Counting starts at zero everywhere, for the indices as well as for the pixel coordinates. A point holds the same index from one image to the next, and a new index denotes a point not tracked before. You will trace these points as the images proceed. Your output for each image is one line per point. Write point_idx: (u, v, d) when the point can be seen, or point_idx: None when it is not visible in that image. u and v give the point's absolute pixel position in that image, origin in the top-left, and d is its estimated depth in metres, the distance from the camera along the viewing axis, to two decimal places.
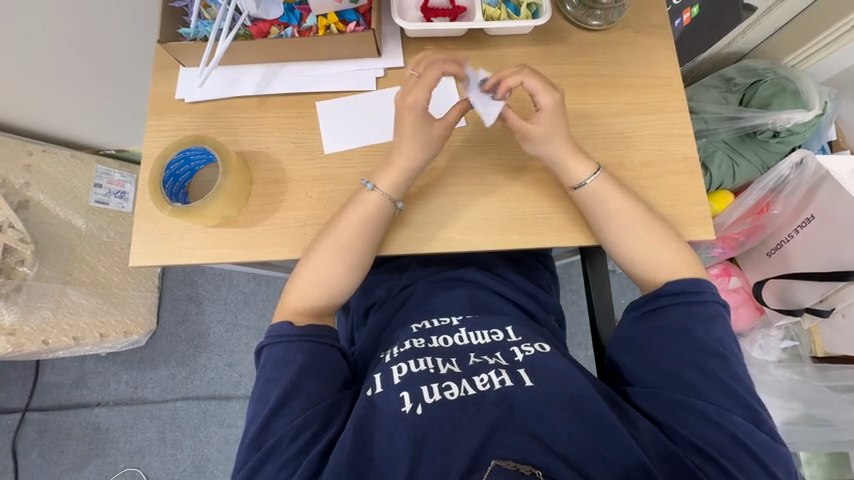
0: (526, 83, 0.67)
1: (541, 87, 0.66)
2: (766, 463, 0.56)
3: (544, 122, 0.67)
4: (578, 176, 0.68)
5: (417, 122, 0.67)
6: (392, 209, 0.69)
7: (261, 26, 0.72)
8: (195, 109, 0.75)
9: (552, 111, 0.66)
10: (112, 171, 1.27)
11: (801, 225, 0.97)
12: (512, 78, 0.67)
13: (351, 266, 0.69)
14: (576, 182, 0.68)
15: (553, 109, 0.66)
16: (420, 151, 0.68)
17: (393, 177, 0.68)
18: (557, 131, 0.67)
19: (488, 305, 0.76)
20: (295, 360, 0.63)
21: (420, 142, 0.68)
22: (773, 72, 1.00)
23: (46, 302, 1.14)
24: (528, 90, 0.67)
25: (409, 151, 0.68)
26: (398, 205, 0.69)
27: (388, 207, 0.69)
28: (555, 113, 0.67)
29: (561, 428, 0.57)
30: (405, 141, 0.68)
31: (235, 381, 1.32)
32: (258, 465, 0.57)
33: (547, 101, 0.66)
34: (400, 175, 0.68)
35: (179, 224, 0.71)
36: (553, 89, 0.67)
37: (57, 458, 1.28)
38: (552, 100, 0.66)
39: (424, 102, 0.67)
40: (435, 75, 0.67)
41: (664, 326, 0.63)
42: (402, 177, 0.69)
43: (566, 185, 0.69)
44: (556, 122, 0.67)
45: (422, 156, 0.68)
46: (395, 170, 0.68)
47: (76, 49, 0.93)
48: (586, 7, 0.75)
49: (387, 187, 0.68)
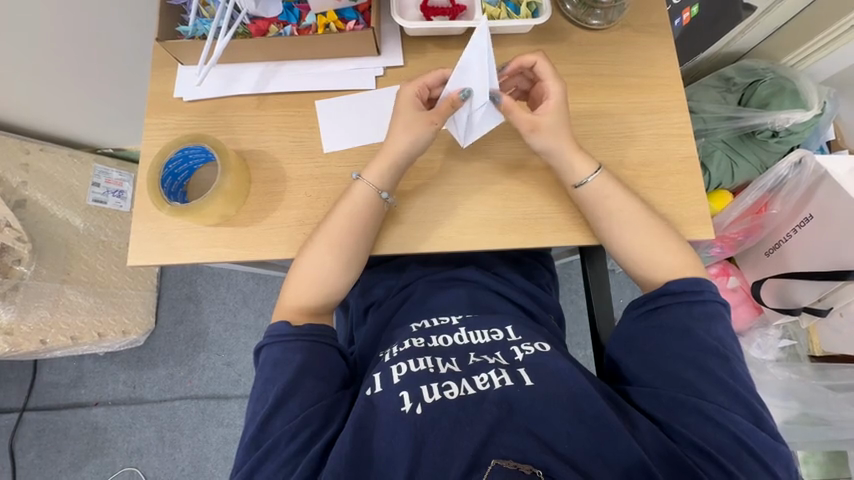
0: (538, 67, 0.68)
1: (551, 74, 0.67)
2: (766, 462, 0.56)
3: (546, 120, 0.67)
4: (578, 174, 0.68)
5: (408, 113, 0.68)
6: (377, 200, 0.68)
7: (259, 25, 0.72)
8: (194, 108, 0.75)
9: (559, 101, 0.67)
10: (110, 170, 1.27)
11: (800, 225, 0.97)
12: (528, 57, 0.68)
13: (345, 263, 0.69)
14: (577, 180, 0.68)
15: (560, 99, 0.67)
16: (409, 136, 0.67)
17: (380, 166, 0.68)
18: (560, 127, 0.67)
19: (488, 304, 0.76)
20: (294, 360, 0.62)
21: (407, 126, 0.67)
22: (772, 71, 1.00)
23: (43, 301, 1.14)
24: (539, 75, 0.68)
25: (398, 141, 0.68)
26: (384, 196, 0.68)
27: (373, 196, 0.68)
28: (560, 103, 0.67)
29: (561, 428, 0.57)
30: (395, 128, 0.68)
31: (234, 380, 1.32)
32: (257, 466, 0.57)
33: (555, 88, 0.67)
34: (389, 168, 0.68)
35: (177, 223, 0.71)
36: (560, 79, 0.68)
37: (54, 458, 1.28)
38: (557, 89, 0.67)
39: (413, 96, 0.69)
40: (432, 79, 0.69)
41: (664, 325, 0.63)
42: (388, 168, 0.68)
43: (566, 182, 0.69)
44: (561, 112, 0.67)
45: (409, 143, 0.67)
46: (383, 159, 0.68)
47: (73, 47, 0.92)
48: (587, 6, 0.75)
49: (373, 178, 0.68)
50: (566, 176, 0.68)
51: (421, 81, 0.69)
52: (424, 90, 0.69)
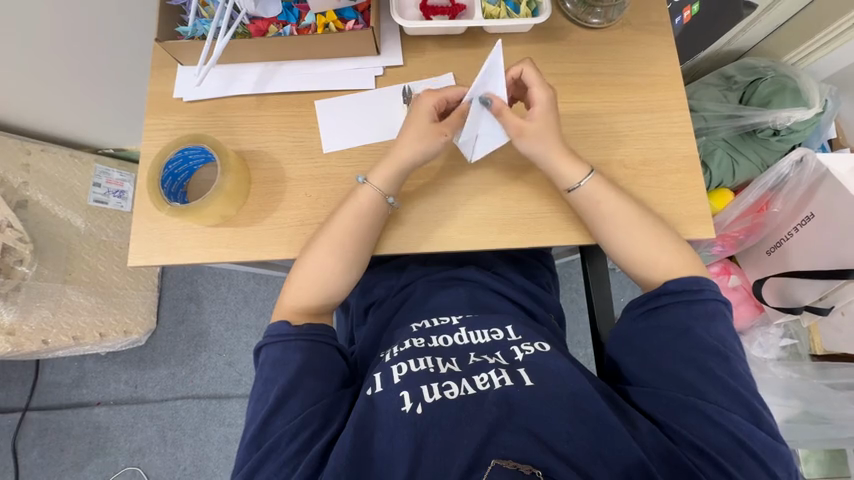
0: (524, 74, 0.67)
1: (537, 81, 0.67)
2: (765, 462, 0.56)
3: (531, 125, 0.66)
4: (570, 181, 0.68)
5: (421, 124, 0.68)
6: (382, 203, 0.68)
7: (259, 25, 0.72)
8: (194, 108, 0.75)
9: (545, 105, 0.67)
10: (111, 171, 1.27)
11: (801, 223, 0.97)
12: (513, 66, 0.68)
13: (346, 265, 0.69)
14: (568, 185, 0.68)
15: (545, 104, 0.67)
16: (420, 147, 0.67)
17: (387, 171, 0.68)
18: (551, 134, 0.67)
19: (487, 304, 0.76)
20: (294, 359, 0.63)
21: (417, 140, 0.67)
22: (774, 70, 1.00)
23: (45, 302, 1.14)
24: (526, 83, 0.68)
25: (405, 148, 0.67)
26: (389, 200, 0.68)
27: (378, 199, 0.68)
28: (548, 111, 0.67)
29: (561, 428, 0.57)
30: (406, 137, 0.68)
31: (235, 380, 1.32)
32: (258, 465, 0.57)
33: (539, 95, 0.66)
34: (393, 171, 0.68)
35: (177, 224, 0.71)
36: (547, 87, 0.67)
37: (57, 457, 1.29)
38: (543, 96, 0.66)
39: (430, 109, 0.68)
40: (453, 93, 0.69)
41: (664, 324, 0.63)
42: (395, 172, 0.68)
43: (560, 188, 0.69)
44: (548, 118, 0.67)
45: (421, 152, 0.67)
46: (389, 165, 0.68)
47: (73, 48, 0.92)
48: (587, 5, 0.75)
49: (377, 182, 0.68)
50: (558, 182, 0.69)
51: (442, 93, 0.69)
52: (442, 105, 0.69)
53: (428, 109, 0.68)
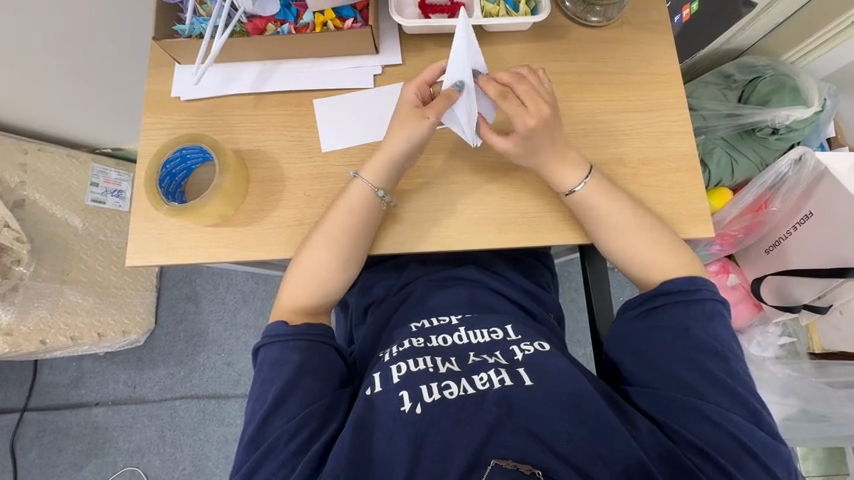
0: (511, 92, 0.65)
1: (512, 109, 0.64)
2: (765, 463, 0.56)
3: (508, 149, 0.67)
4: (567, 184, 0.68)
5: (402, 112, 0.68)
6: (373, 198, 0.68)
7: (257, 23, 0.71)
8: (192, 108, 0.75)
9: (521, 134, 0.65)
10: (109, 170, 1.27)
11: (800, 222, 0.97)
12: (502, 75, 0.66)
13: (343, 263, 0.69)
14: (566, 190, 0.68)
15: (522, 133, 0.65)
16: (403, 134, 0.67)
17: (378, 164, 0.68)
18: (542, 136, 0.65)
19: (487, 304, 0.76)
20: (292, 360, 0.63)
21: (402, 130, 0.67)
22: (773, 68, 1.00)
23: (42, 302, 1.14)
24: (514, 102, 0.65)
25: (392, 138, 0.67)
26: (380, 194, 0.68)
27: (369, 193, 0.68)
28: (525, 137, 0.65)
29: (560, 427, 0.57)
30: (391, 130, 0.68)
31: (234, 379, 1.32)
32: (256, 466, 0.57)
33: (518, 124, 0.65)
34: (384, 163, 0.68)
35: (174, 224, 0.71)
36: (526, 114, 0.64)
37: (56, 458, 1.28)
38: (520, 125, 0.64)
39: (411, 96, 0.68)
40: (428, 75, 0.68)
41: (663, 324, 0.63)
42: (387, 164, 0.68)
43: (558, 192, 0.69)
44: (527, 144, 0.66)
45: (407, 141, 0.67)
46: (381, 156, 0.68)
47: (69, 47, 0.92)
48: (586, 4, 0.74)
49: (369, 175, 0.68)
50: (555, 188, 0.69)
51: (420, 78, 0.68)
52: (425, 89, 0.68)
53: (409, 97, 0.68)
